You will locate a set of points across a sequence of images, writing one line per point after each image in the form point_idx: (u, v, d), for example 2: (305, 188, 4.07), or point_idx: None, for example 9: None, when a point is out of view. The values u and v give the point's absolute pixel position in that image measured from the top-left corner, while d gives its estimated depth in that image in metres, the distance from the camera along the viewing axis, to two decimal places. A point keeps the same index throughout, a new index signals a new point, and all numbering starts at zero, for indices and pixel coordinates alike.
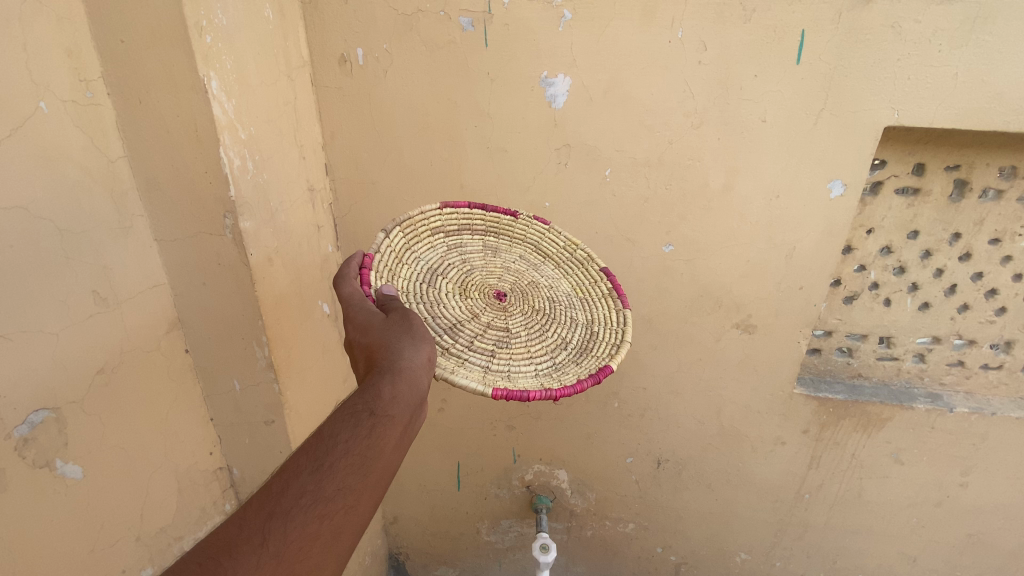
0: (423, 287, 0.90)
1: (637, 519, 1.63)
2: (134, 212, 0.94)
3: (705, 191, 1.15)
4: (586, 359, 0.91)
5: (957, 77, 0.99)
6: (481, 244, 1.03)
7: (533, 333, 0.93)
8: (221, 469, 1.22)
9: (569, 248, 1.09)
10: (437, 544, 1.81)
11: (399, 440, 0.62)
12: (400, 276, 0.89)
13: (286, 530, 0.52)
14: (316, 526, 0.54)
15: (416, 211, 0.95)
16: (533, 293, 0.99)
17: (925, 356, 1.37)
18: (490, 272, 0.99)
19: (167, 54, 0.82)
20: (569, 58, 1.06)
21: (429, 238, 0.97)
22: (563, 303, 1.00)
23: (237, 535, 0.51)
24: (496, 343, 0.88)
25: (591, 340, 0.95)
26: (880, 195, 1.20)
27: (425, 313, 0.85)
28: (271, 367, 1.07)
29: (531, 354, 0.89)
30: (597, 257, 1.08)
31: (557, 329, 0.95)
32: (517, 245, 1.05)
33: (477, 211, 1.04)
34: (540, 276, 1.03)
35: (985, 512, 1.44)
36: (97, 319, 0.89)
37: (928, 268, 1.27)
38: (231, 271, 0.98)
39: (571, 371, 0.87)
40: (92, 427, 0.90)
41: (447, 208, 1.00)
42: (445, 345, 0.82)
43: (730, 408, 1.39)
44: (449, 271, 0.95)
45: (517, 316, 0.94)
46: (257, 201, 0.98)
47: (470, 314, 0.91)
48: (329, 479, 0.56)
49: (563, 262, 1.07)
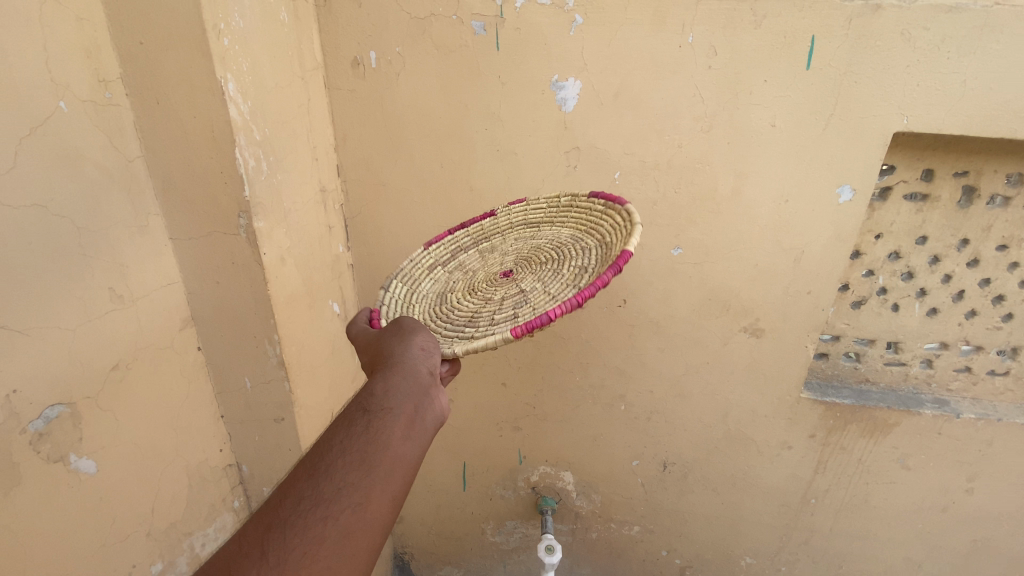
0: (435, 308, 0.91)
1: (643, 521, 1.63)
2: (150, 211, 0.95)
3: (714, 195, 1.15)
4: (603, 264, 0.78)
5: (965, 85, 0.99)
6: (477, 251, 1.02)
7: (548, 277, 0.84)
8: (230, 467, 1.23)
9: (553, 202, 0.99)
10: (442, 544, 1.81)
11: (399, 431, 0.64)
12: (415, 312, 0.90)
13: (289, 536, 0.53)
14: (322, 528, 0.54)
15: (404, 261, 1.00)
16: (537, 252, 0.92)
17: (933, 361, 1.37)
18: (492, 264, 0.96)
19: (186, 56, 0.83)
20: (579, 62, 1.07)
21: (428, 272, 0.99)
22: (567, 241, 0.90)
23: (237, 551, 0.52)
24: (516, 306, 0.82)
25: (606, 249, 0.81)
26: (889, 201, 1.20)
27: (444, 326, 0.86)
28: (282, 365, 1.08)
29: (552, 294, 0.80)
30: (582, 192, 0.95)
31: (569, 261, 0.84)
32: (508, 232, 1.02)
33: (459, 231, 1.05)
34: (538, 237, 0.96)
35: (992, 519, 1.44)
36: (113, 316, 0.90)
37: (936, 273, 1.27)
38: (245, 270, 0.99)
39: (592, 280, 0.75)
40: (106, 423, 0.91)
41: (432, 244, 1.03)
42: (471, 334, 0.80)
43: (737, 411, 1.39)
44: (455, 283, 0.96)
45: (528, 277, 0.88)
46: (271, 201, 0.99)
47: (485, 302, 0.87)
48: (327, 480, 0.58)
49: (555, 214, 0.98)
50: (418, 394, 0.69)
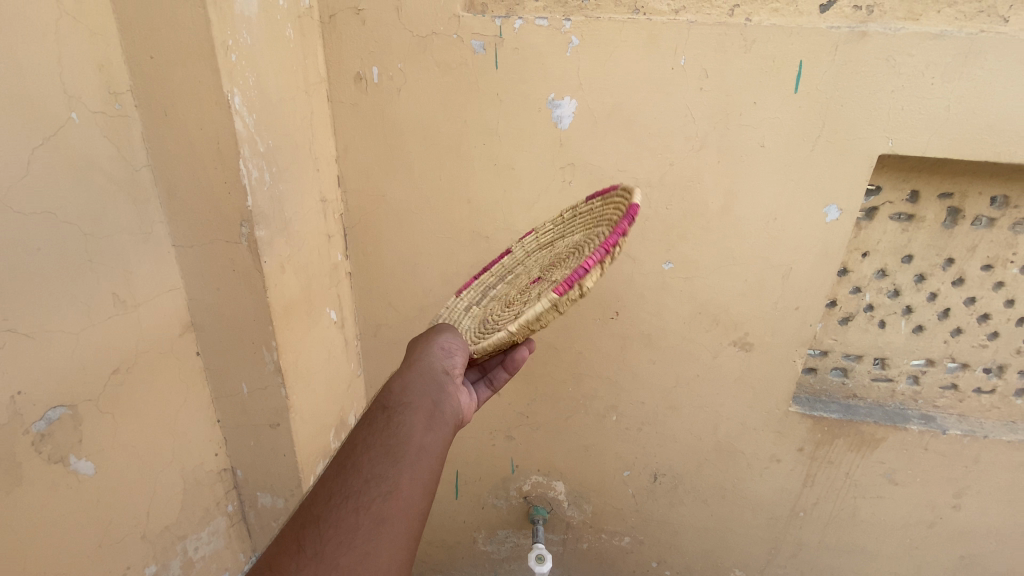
0: (481, 330, 0.96)
1: (633, 532, 1.64)
2: (154, 218, 0.98)
3: (705, 212, 1.18)
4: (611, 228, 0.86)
5: (950, 109, 1.03)
6: (503, 284, 1.10)
7: (571, 262, 0.91)
8: (226, 471, 1.24)
9: (554, 222, 1.08)
10: (433, 552, 1.82)
11: (416, 423, 0.74)
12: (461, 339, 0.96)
13: (324, 529, 0.62)
14: (355, 518, 0.63)
15: (443, 312, 1.08)
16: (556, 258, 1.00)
17: (919, 378, 1.39)
18: (519, 286, 1.04)
19: (195, 71, 0.86)
20: (575, 82, 1.10)
21: (466, 313, 1.06)
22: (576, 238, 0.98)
23: (276, 549, 0.61)
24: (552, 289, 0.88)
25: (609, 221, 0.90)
26: (875, 220, 1.23)
27: (491, 331, 0.91)
28: (279, 371, 1.10)
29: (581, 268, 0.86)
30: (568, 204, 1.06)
31: (585, 246, 0.91)
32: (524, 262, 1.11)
33: (485, 275, 1.14)
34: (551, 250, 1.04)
35: (979, 535, 1.45)
36: (115, 321, 0.92)
37: (921, 292, 1.29)
38: (245, 277, 1.01)
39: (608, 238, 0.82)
40: (105, 424, 0.93)
41: (463, 292, 1.12)
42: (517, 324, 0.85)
43: (727, 424, 1.41)
44: (492, 308, 1.03)
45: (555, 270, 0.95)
46: (272, 211, 1.02)
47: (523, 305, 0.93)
48: (355, 475, 0.67)
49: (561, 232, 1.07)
50: (432, 390, 0.79)
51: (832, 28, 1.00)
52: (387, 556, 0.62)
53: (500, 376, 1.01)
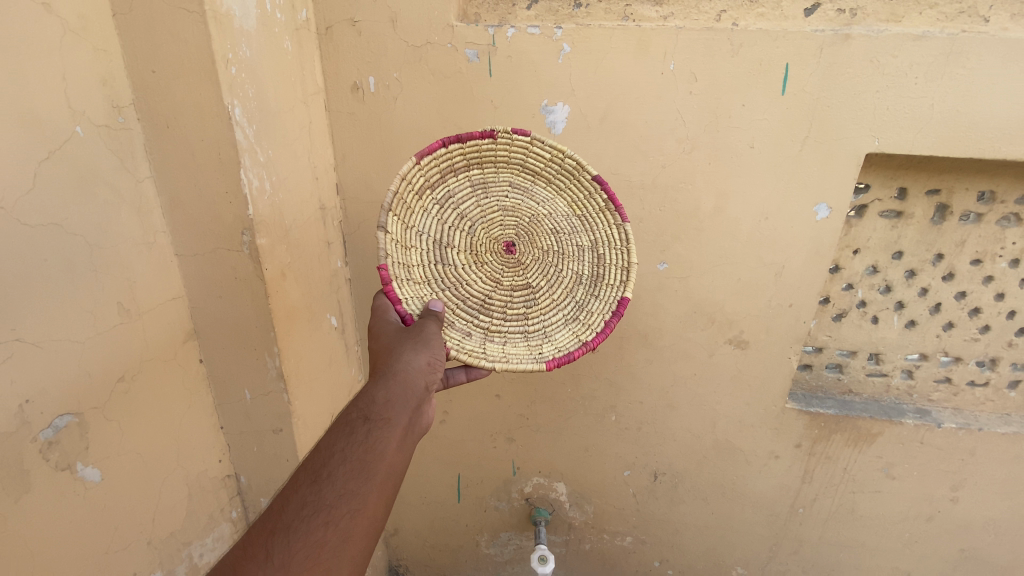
0: (440, 269, 1.05)
1: (635, 532, 1.65)
2: (157, 228, 1.00)
3: (697, 213, 1.21)
4: (603, 288, 1.07)
5: (934, 108, 1.05)
6: (468, 183, 1.06)
7: (550, 278, 1.10)
8: (229, 477, 1.25)
9: (557, 157, 1.03)
10: (436, 556, 1.83)
11: (392, 441, 0.77)
12: (415, 265, 1.02)
13: (292, 540, 0.64)
14: (323, 533, 0.66)
15: (398, 184, 0.95)
16: (537, 230, 1.09)
17: (913, 372, 1.41)
18: (489, 221, 1.08)
19: (196, 84, 0.88)
20: (567, 88, 1.13)
21: (419, 204, 1.01)
22: (566, 230, 1.09)
23: (244, 553, 0.63)
24: (525, 303, 1.09)
25: (601, 266, 1.08)
26: (865, 218, 1.26)
27: (457, 299, 1.05)
28: (281, 376, 1.11)
29: (556, 303, 1.09)
30: (590, 165, 1.03)
31: (565, 267, 1.10)
32: (503, 170, 1.06)
33: (455, 146, 1.00)
34: (535, 202, 1.08)
35: (977, 528, 1.47)
36: (121, 329, 0.94)
37: (913, 287, 1.32)
38: (247, 285, 1.03)
39: (596, 307, 1.06)
40: (111, 431, 0.94)
41: (425, 159, 0.98)
42: (487, 325, 1.05)
43: (725, 422, 1.42)
44: (454, 237, 1.06)
45: (531, 263, 1.10)
46: (273, 219, 1.04)
47: (490, 280, 1.09)
48: (328, 487, 0.69)
49: (555, 175, 1.06)
50: (410, 407, 0.82)
51: (816, 31, 1.03)
52: (346, 572, 0.67)
53: (457, 376, 1.04)
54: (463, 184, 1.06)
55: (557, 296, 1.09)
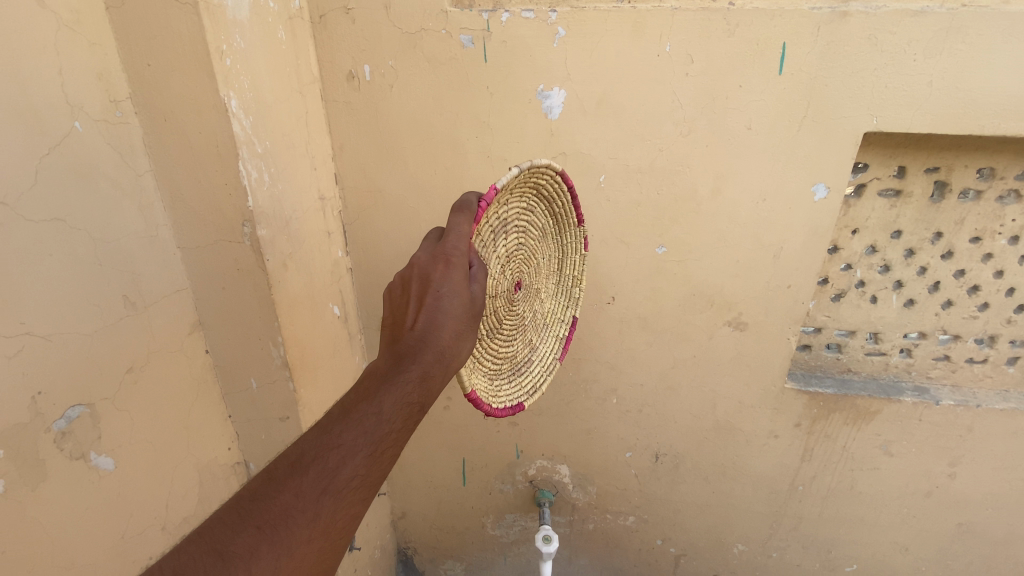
0: (488, 239, 0.89)
1: (637, 512, 1.68)
2: (158, 222, 1.01)
3: (694, 196, 1.21)
4: (516, 383, 1.04)
5: (932, 85, 1.05)
6: (545, 221, 1.04)
7: (507, 334, 1.00)
8: (239, 464, 1.28)
9: (573, 282, 1.18)
10: (443, 538, 1.87)
11: None
12: (487, 211, 0.86)
13: (335, 507, 0.59)
14: (360, 508, 0.61)
15: (544, 163, 0.90)
16: (532, 300, 1.06)
17: (912, 350, 1.42)
18: (531, 255, 1.02)
19: (192, 77, 0.89)
20: (563, 72, 1.12)
21: (525, 189, 0.94)
22: (535, 322, 1.10)
23: (294, 505, 0.57)
24: (485, 327, 0.94)
25: (528, 365, 1.08)
26: (863, 197, 1.26)
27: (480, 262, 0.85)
28: (286, 365, 1.13)
29: (494, 354, 0.98)
30: (579, 305, 1.19)
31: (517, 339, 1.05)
32: (555, 243, 1.10)
33: (569, 196, 1.03)
34: (543, 286, 1.10)
35: (974, 503, 1.49)
36: (127, 322, 0.96)
37: (912, 266, 1.32)
38: (250, 276, 1.05)
39: (504, 390, 0.99)
40: (122, 421, 0.96)
41: (560, 178, 0.97)
42: None
43: (724, 402, 1.44)
44: (511, 232, 0.95)
45: (514, 313, 1.00)
46: (272, 210, 1.05)
47: (494, 286, 0.93)
48: (378, 464, 0.63)
49: (562, 284, 1.17)
50: None
51: (814, 9, 1.02)
52: None
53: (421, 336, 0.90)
54: (543, 219, 1.03)
55: (495, 352, 0.98)
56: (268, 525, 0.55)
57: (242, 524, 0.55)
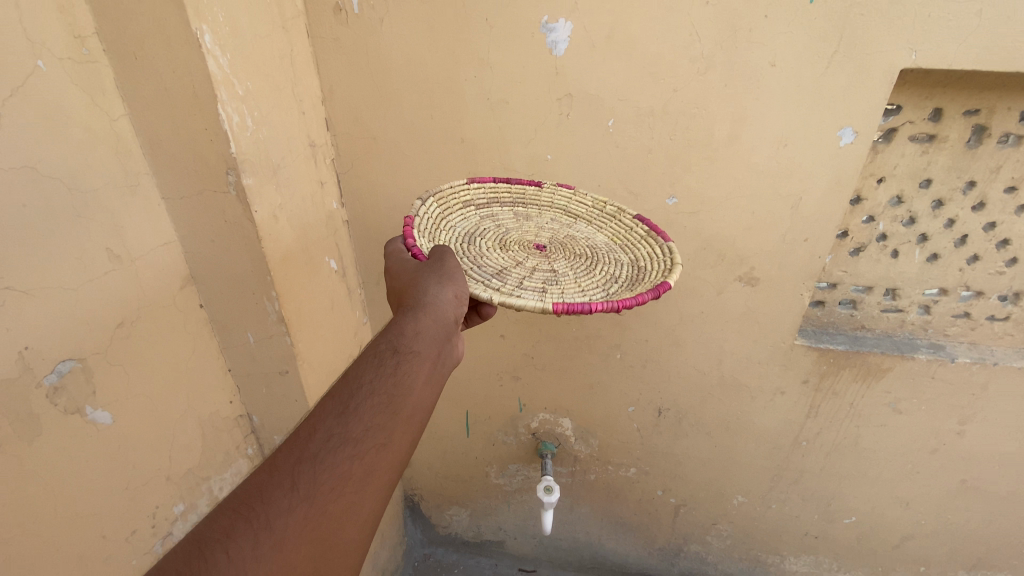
0: (464, 245, 1.00)
1: (638, 463, 1.67)
2: (139, 171, 0.96)
3: (710, 141, 1.12)
4: (639, 283, 0.94)
5: (983, 14, 0.93)
6: (512, 214, 1.14)
7: (580, 271, 0.98)
8: (242, 417, 1.29)
9: (598, 205, 1.16)
10: (448, 486, 1.91)
11: (421, 376, 0.69)
12: (441, 237, 0.99)
13: (316, 470, 0.57)
14: (348, 466, 0.59)
15: (446, 186, 1.08)
16: (572, 243, 1.07)
17: (930, 308, 1.37)
18: (526, 231, 1.09)
19: (159, 8, 0.81)
20: (570, 2, 1.02)
21: (461, 210, 1.09)
22: (603, 248, 1.06)
23: (268, 479, 0.55)
24: (544, 281, 0.94)
25: (638, 271, 0.99)
26: (893, 143, 1.17)
27: (470, 267, 0.93)
28: (282, 320, 1.11)
29: (581, 286, 0.94)
30: (630, 210, 1.13)
31: (597, 266, 1.00)
32: (546, 211, 1.16)
33: (503, 186, 1.16)
34: (576, 231, 1.11)
35: (981, 460, 1.47)
36: (114, 276, 0.93)
37: (939, 218, 1.24)
38: (239, 228, 1.00)
39: (628, 292, 0.90)
40: (117, 375, 0.95)
41: (475, 183, 1.13)
42: (496, 286, 0.89)
43: (731, 358, 1.41)
44: (486, 231, 1.06)
45: (560, 260, 1.02)
46: (258, 158, 0.99)
47: (514, 262, 0.98)
48: (355, 419, 0.62)
49: (598, 217, 1.15)
50: (439, 341, 0.74)
51: None
52: (370, 508, 0.60)
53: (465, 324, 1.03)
54: (508, 214, 1.13)
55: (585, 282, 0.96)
56: (246, 504, 0.53)
57: (217, 507, 0.52)
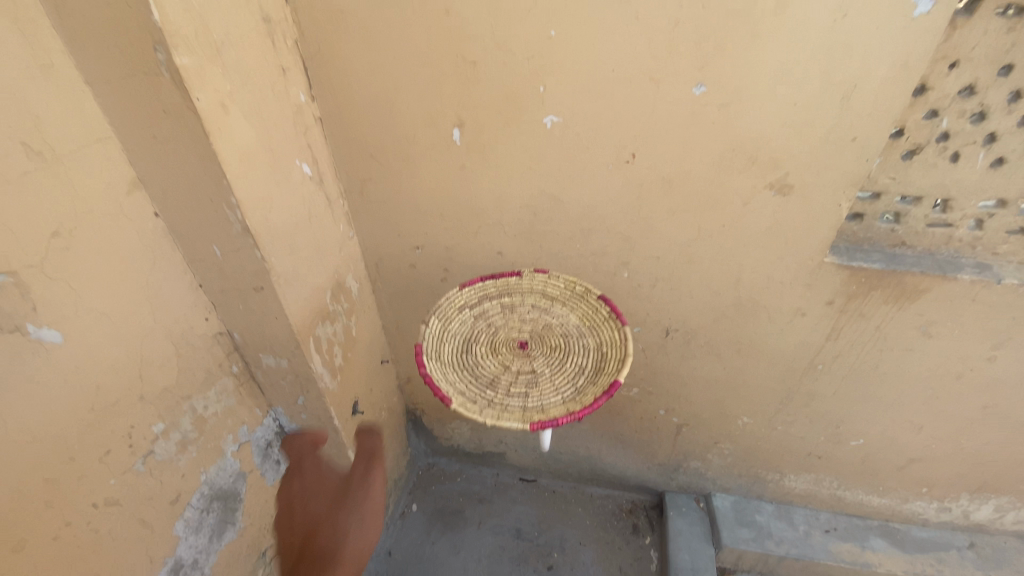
0: (462, 353, 1.14)
1: (641, 382, 1.59)
2: (50, 47, 0.79)
3: (752, 11, 0.91)
4: (602, 375, 1.08)
5: None
6: (499, 305, 1.22)
7: (556, 369, 1.12)
8: (222, 334, 1.20)
9: (569, 287, 1.22)
10: (450, 401, 1.89)
11: None
12: (444, 351, 1.13)
13: None
14: None
15: (441, 298, 1.19)
16: (550, 334, 1.17)
17: (984, 222, 1.20)
18: (511, 327, 1.19)
19: None
20: None
21: (457, 315, 1.19)
22: (574, 335, 1.17)
23: None
24: (527, 385, 1.10)
25: (602, 359, 1.10)
26: (977, 14, 0.94)
27: (466, 379, 1.10)
28: (248, 231, 0.99)
29: (556, 387, 1.09)
30: (593, 290, 1.20)
31: (570, 362, 1.12)
32: (527, 296, 1.23)
33: (489, 282, 1.24)
34: (552, 317, 1.20)
35: (1008, 387, 1.35)
36: (36, 177, 0.79)
37: (1015, 114, 1.04)
38: (181, 120, 0.85)
39: (592, 391, 1.05)
40: (61, 290, 0.84)
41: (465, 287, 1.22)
42: (490, 398, 1.07)
43: (750, 277, 1.27)
44: (477, 335, 1.17)
45: (540, 358, 1.14)
46: (194, 31, 0.81)
47: (503, 367, 1.13)
48: None
49: (569, 297, 1.22)
50: None
51: None
52: None
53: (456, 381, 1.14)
54: (495, 308, 1.22)
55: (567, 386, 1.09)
56: None
57: None
